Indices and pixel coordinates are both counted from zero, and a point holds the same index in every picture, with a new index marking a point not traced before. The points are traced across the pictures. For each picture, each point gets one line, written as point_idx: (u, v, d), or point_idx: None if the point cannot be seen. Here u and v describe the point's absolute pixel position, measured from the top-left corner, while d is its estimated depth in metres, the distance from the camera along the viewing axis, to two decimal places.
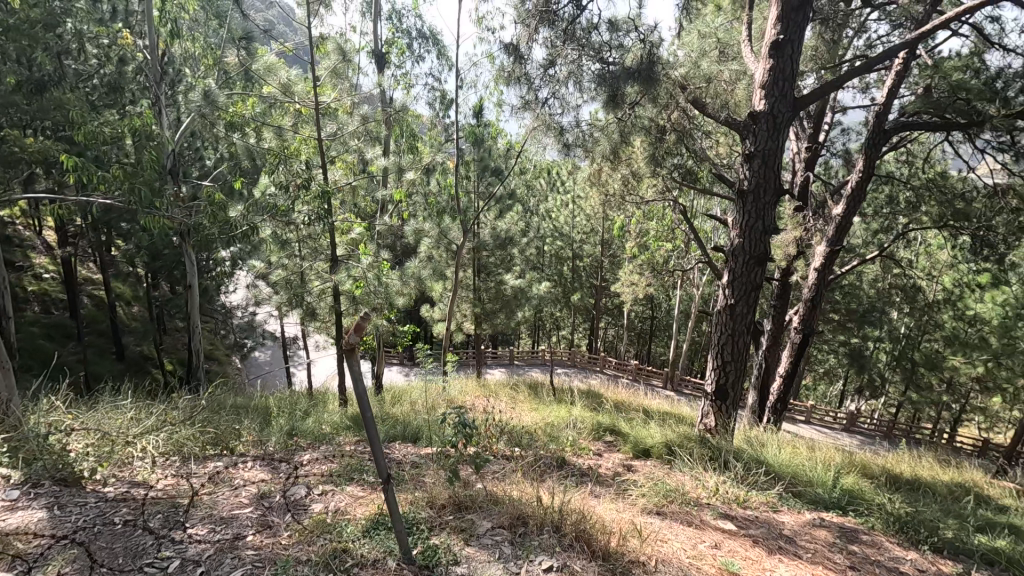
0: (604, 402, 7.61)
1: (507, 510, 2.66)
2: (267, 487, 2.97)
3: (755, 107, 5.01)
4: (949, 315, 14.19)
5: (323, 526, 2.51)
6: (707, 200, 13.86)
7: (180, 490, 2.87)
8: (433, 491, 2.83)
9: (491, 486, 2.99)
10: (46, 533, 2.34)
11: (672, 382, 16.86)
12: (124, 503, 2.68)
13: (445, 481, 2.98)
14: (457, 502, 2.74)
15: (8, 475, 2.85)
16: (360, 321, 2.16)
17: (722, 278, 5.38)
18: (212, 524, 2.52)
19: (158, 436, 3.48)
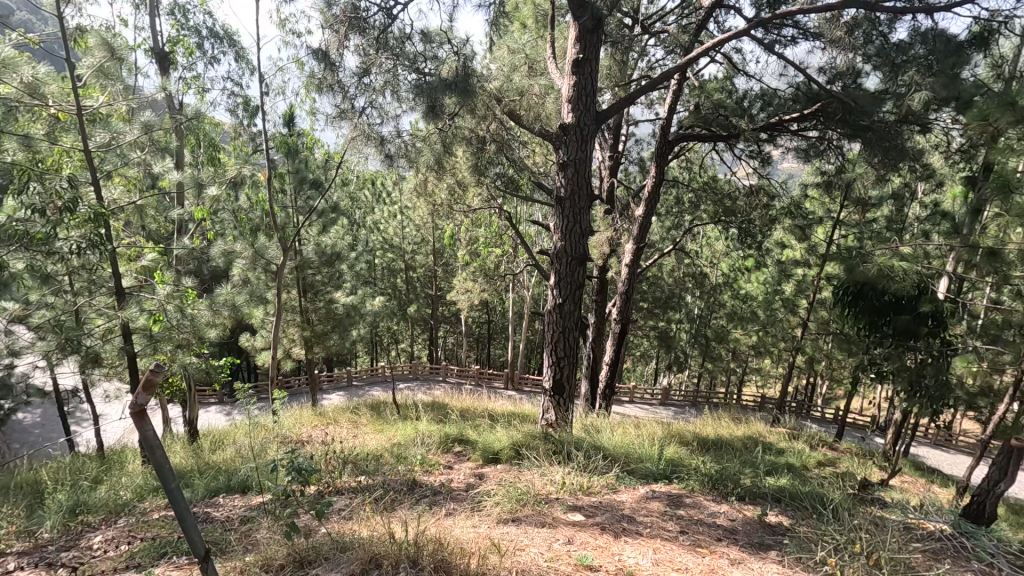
0: (450, 412, 7.55)
1: (357, 555, 2.40)
2: None
3: (564, 120, 5.37)
4: (728, 295, 16.96)
5: None
6: (529, 206, 14.67)
7: None
8: (267, 550, 2.49)
9: (336, 530, 2.72)
10: None
11: (513, 382, 17.66)
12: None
13: (281, 537, 2.64)
14: (299, 560, 2.43)
15: None
16: (148, 375, 1.69)
17: (549, 280, 5.65)
18: None
19: None
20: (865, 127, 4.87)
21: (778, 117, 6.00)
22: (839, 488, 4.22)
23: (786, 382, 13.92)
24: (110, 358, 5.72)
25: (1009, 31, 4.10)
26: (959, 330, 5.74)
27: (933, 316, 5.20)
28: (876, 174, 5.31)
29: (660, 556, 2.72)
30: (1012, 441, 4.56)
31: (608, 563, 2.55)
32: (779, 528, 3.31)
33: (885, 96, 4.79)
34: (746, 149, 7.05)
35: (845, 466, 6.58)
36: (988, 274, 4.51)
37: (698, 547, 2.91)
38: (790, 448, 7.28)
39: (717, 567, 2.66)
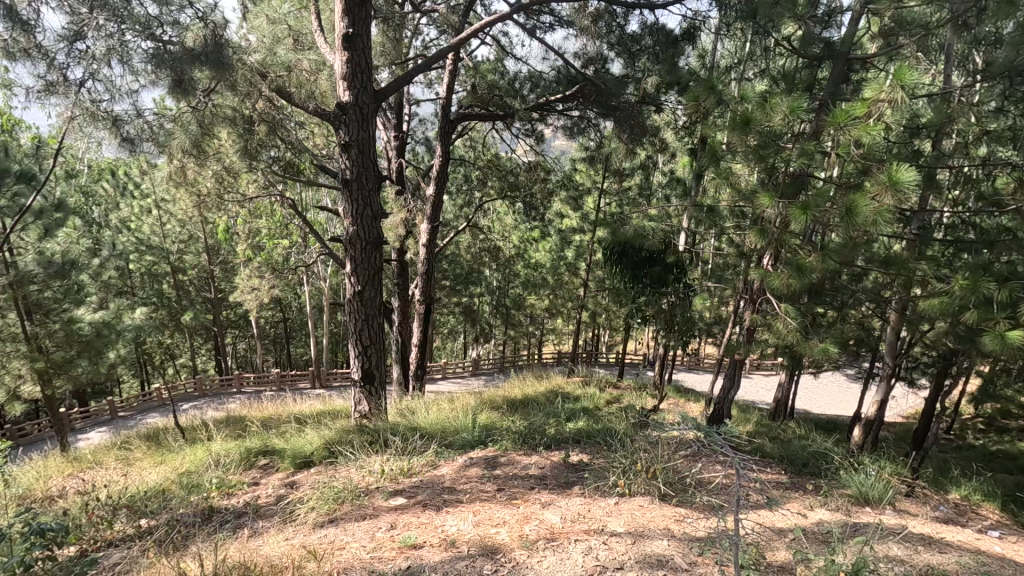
0: (250, 424, 6.78)
1: None
2: None
3: (341, 98, 4.84)
4: (521, 265, 18.27)
5: None
6: (315, 192, 13.75)
7: None
8: None
9: None
10: None
11: (320, 379, 16.68)
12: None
13: None
14: None
15: None
16: None
17: (345, 269, 5.20)
18: None
19: None
20: (614, 107, 5.55)
21: (545, 98, 6.52)
22: (625, 419, 4.91)
23: (577, 337, 15.64)
24: None
25: (708, 29, 5.06)
26: (696, 275, 7.06)
27: (677, 266, 6.30)
28: (626, 148, 6.16)
29: (481, 517, 2.87)
30: (736, 356, 5.81)
31: (431, 536, 2.61)
32: (579, 464, 3.76)
33: (627, 80, 5.52)
34: (521, 127, 7.52)
35: (628, 400, 7.69)
36: (710, 227, 5.61)
37: (514, 498, 3.15)
38: (584, 394, 8.22)
39: (529, 511, 2.93)
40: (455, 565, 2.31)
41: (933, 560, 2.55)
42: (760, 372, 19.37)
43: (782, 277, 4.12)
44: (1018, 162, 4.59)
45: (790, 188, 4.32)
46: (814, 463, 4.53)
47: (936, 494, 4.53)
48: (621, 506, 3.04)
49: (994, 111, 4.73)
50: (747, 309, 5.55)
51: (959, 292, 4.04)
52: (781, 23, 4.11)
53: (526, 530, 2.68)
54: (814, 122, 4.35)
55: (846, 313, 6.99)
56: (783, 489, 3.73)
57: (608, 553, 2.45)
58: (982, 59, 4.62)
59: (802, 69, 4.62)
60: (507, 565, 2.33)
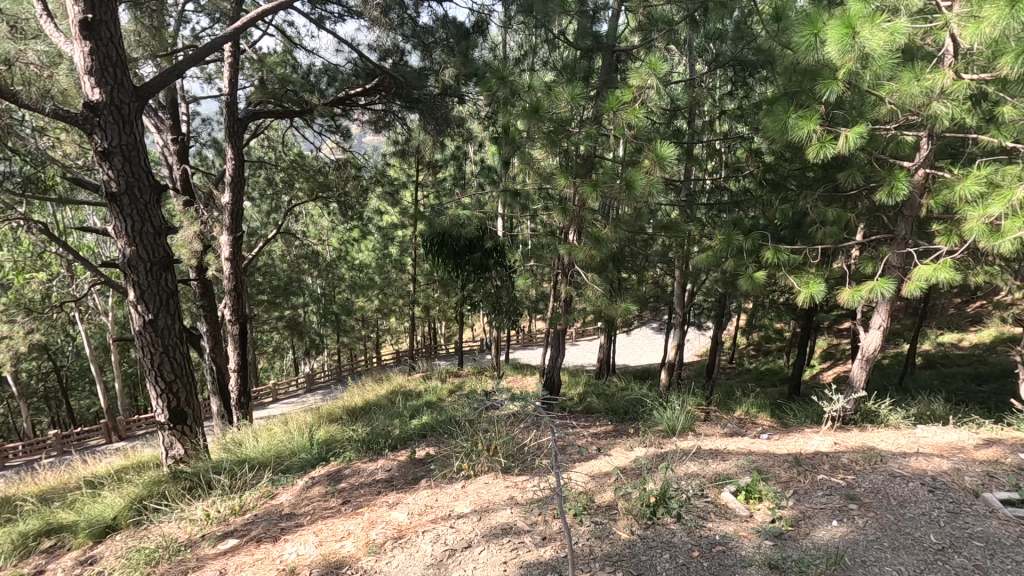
0: (23, 503, 5.48)
1: None
2: None
3: (89, 97, 4.04)
4: (345, 269, 17.51)
5: None
6: (75, 211, 11.50)
7: None
8: None
9: None
10: None
11: (118, 431, 14.13)
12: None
13: None
14: None
15: None
16: None
17: (127, 298, 4.40)
18: None
19: None
20: (416, 99, 5.62)
21: (345, 92, 6.25)
22: (467, 405, 5.01)
23: (413, 334, 15.49)
24: None
25: (495, 22, 5.33)
26: (516, 257, 7.45)
27: (496, 250, 6.58)
28: (435, 140, 6.21)
29: (324, 535, 2.71)
30: (560, 327, 6.29)
31: (269, 570, 2.40)
32: (429, 458, 3.76)
33: (426, 72, 5.55)
34: (324, 124, 7.15)
35: (470, 386, 7.87)
36: (521, 211, 5.94)
37: (360, 507, 3.04)
38: (427, 388, 8.21)
39: (374, 515, 2.86)
40: None
41: (721, 467, 3.08)
42: (585, 339, 21.29)
43: (584, 250, 4.57)
44: (748, 135, 5.65)
45: (583, 168, 4.75)
46: (633, 409, 5.13)
47: (725, 415, 5.45)
48: (465, 488, 3.14)
49: (728, 94, 5.72)
50: (563, 282, 6.03)
51: (721, 245, 4.85)
52: (556, 18, 4.47)
53: (372, 535, 2.61)
54: (595, 108, 4.84)
55: (644, 274, 8.00)
56: (610, 438, 4.17)
57: (457, 535, 2.50)
58: (715, 51, 5.54)
59: (580, 59, 5.07)
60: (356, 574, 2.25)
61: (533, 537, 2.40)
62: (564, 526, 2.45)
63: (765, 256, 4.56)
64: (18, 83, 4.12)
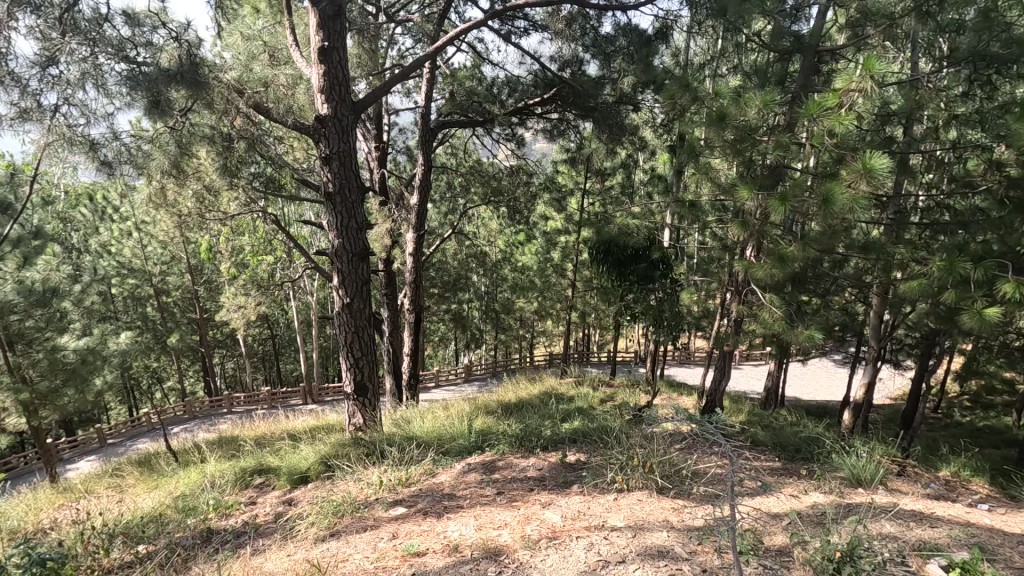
0: (243, 444, 6.70)
1: None
2: None
3: (319, 111, 4.81)
4: (508, 269, 18.38)
5: None
6: (297, 206, 13.74)
7: None
8: None
9: None
10: None
11: (312, 395, 16.51)
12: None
13: None
14: None
15: None
16: None
17: (332, 281, 5.13)
18: None
19: None
20: (592, 108, 5.58)
21: (524, 102, 6.56)
22: (620, 417, 4.92)
23: (567, 338, 15.70)
24: None
25: (681, 27, 5.00)
26: (682, 270, 7.13)
27: (662, 262, 6.37)
28: (607, 148, 6.19)
29: (482, 520, 2.89)
30: (725, 348, 5.88)
31: (434, 543, 2.62)
32: (579, 464, 3.79)
33: (604, 80, 5.58)
34: (502, 133, 7.56)
35: (621, 397, 7.73)
36: (693, 222, 5.68)
37: (515, 500, 3.17)
38: (578, 394, 8.26)
39: (529, 511, 2.96)
40: (460, 569, 2.34)
41: (926, 535, 2.61)
42: (750, 364, 19.60)
43: (765, 268, 4.21)
44: (987, 144, 4.70)
45: (768, 180, 4.38)
46: (807, 448, 4.59)
47: (927, 472, 4.62)
48: (617, 500, 3.12)
49: (962, 96, 4.84)
50: (734, 300, 5.62)
51: (939, 272, 4.12)
52: (751, 19, 4.21)
53: (528, 530, 2.70)
54: (788, 114, 4.45)
55: (830, 299, 7.11)
56: (778, 476, 3.79)
57: (611, 548, 2.48)
58: (947, 45, 4.71)
59: (774, 63, 4.69)
60: (512, 565, 2.35)
61: (692, 567, 2.27)
62: (729, 564, 2.27)
63: (1002, 290, 3.76)
64: (271, 101, 5.04)
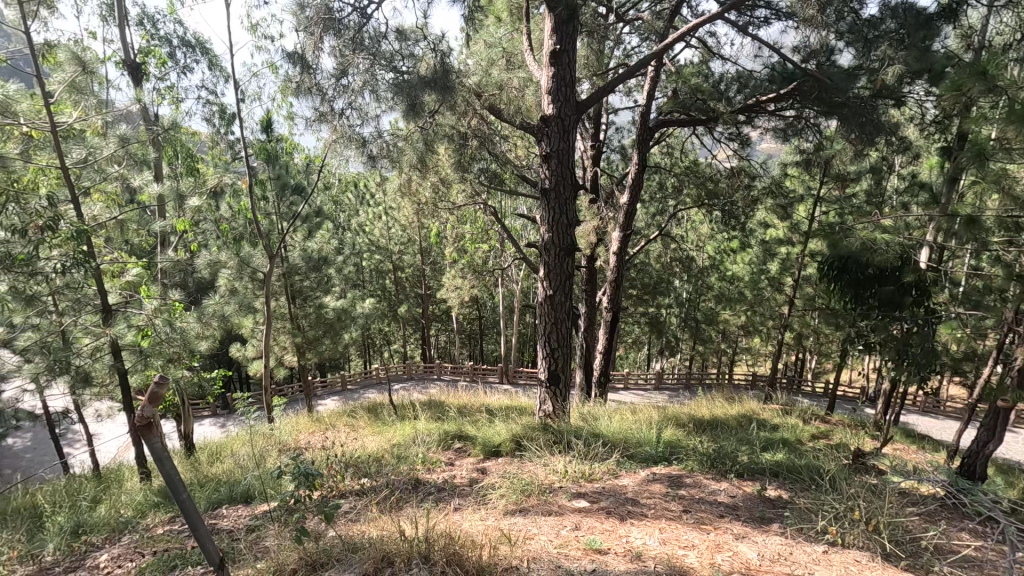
0: (447, 409, 7.53)
1: (369, 554, 2.40)
2: None
3: (545, 111, 5.08)
4: (715, 277, 17.22)
5: None
6: (514, 200, 14.77)
7: None
8: (283, 553, 2.50)
9: (349, 534, 2.69)
10: None
11: (507, 375, 17.67)
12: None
13: (294, 544, 2.60)
14: (312, 565, 2.42)
15: None
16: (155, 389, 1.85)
17: (539, 272, 5.40)
18: None
19: None
20: (840, 104, 4.87)
21: (756, 99, 5.91)
22: (835, 460, 4.27)
23: (777, 360, 14.12)
24: (99, 376, 5.43)
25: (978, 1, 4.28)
26: (943, 300, 5.84)
27: (916, 287, 5.30)
28: (855, 150, 5.35)
29: (666, 535, 2.80)
30: (999, 404, 4.66)
31: (616, 546, 2.61)
32: (781, 502, 3.39)
33: (859, 71, 4.78)
34: (724, 132, 7.03)
35: (838, 438, 6.70)
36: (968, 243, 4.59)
37: (703, 524, 2.98)
38: (784, 424, 7.40)
39: (720, 540, 2.75)
40: None
41: None
42: None
43: None
44: None
45: None
46: None
47: None
48: (828, 553, 2.73)
49: None
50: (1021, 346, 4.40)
51: None
52: None
53: (715, 559, 2.53)
54: None
55: None
56: None
57: None
58: None
59: None
60: None
61: None
62: None
63: None
64: (503, 103, 5.48)
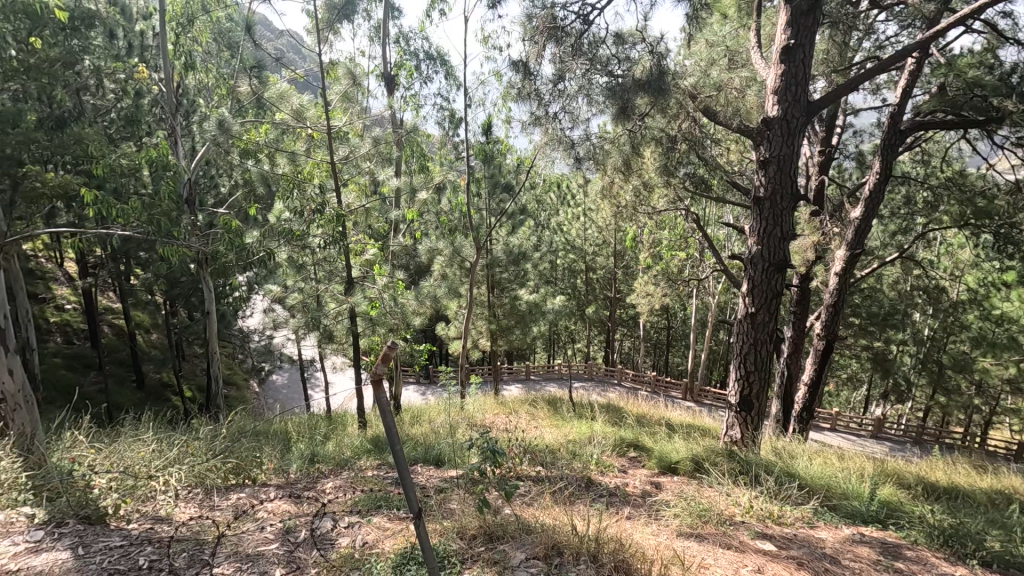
0: (625, 416, 7.43)
1: (540, 540, 2.53)
2: (293, 522, 2.95)
3: (768, 113, 4.64)
4: (974, 316, 13.92)
5: (354, 561, 2.48)
6: (720, 207, 13.80)
7: (205, 528, 2.84)
8: (465, 519, 2.75)
9: (524, 515, 2.85)
10: (70, 568, 2.38)
11: (692, 393, 16.61)
12: (148, 543, 2.65)
13: (475, 512, 2.85)
14: (488, 535, 2.63)
15: (27, 513, 2.89)
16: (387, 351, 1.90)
17: (741, 287, 4.96)
18: (240, 562, 2.51)
19: (180, 468, 3.55)
20: None
21: None
22: None
23: None
24: (339, 336, 6.57)
25: None
26: None
27: None
28: None
29: None
30: None
31: None
32: None
33: None
34: (1012, 134, 5.16)
35: None
36: None
37: None
38: None
39: None
40: None
41: None
42: None
43: None
44: None
45: None
46: None
47: None
48: None
49: None
50: None
51: None
52: None
53: None
54: None
55: None
56: None
57: None
58: None
59: None
60: None
61: None
62: None
63: None
64: (721, 104, 5.15)
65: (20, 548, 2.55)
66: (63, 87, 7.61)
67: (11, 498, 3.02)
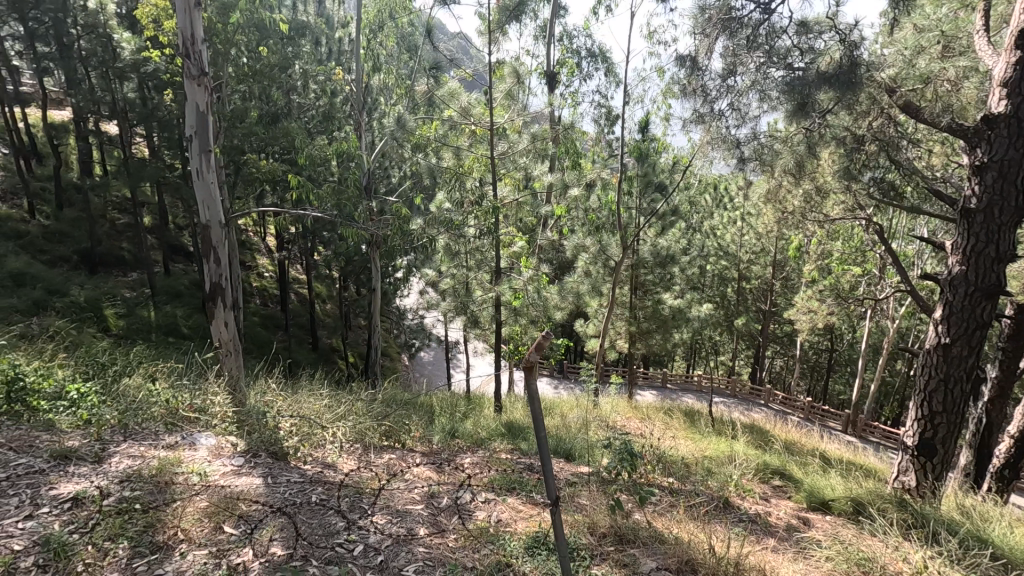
0: (772, 441, 6.83)
1: (674, 553, 2.45)
2: (436, 489, 3.19)
3: (991, 110, 3.91)
4: None
5: (489, 536, 2.62)
6: (911, 218, 11.93)
7: (362, 480, 3.20)
8: (595, 516, 2.76)
9: (655, 524, 2.78)
10: (261, 493, 2.83)
11: (854, 427, 14.74)
12: (320, 484, 3.06)
13: (605, 511, 2.84)
14: (619, 537, 2.61)
15: (231, 442, 3.50)
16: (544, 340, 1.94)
17: (933, 313, 4.25)
18: (390, 515, 2.79)
19: (345, 424, 4.03)
20: None
21: None
22: None
23: None
24: (484, 322, 6.93)
25: None
26: None
27: None
28: None
29: None
30: None
31: None
32: None
33: None
34: None
35: None
36: None
37: None
38: None
39: None
40: None
41: None
42: None
43: None
44: None
45: None
46: None
47: None
48: None
49: None
50: None
51: None
52: None
53: None
54: None
55: None
56: None
57: None
58: None
59: None
60: None
61: None
62: None
63: None
64: (928, 100, 4.45)
65: (225, 469, 3.10)
66: (278, 87, 8.94)
67: (221, 428, 3.68)
